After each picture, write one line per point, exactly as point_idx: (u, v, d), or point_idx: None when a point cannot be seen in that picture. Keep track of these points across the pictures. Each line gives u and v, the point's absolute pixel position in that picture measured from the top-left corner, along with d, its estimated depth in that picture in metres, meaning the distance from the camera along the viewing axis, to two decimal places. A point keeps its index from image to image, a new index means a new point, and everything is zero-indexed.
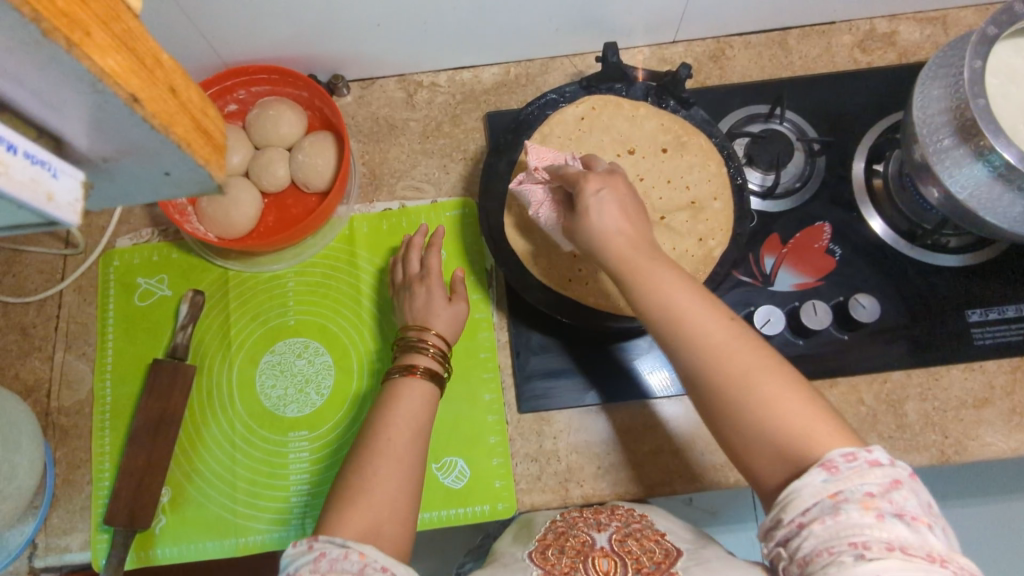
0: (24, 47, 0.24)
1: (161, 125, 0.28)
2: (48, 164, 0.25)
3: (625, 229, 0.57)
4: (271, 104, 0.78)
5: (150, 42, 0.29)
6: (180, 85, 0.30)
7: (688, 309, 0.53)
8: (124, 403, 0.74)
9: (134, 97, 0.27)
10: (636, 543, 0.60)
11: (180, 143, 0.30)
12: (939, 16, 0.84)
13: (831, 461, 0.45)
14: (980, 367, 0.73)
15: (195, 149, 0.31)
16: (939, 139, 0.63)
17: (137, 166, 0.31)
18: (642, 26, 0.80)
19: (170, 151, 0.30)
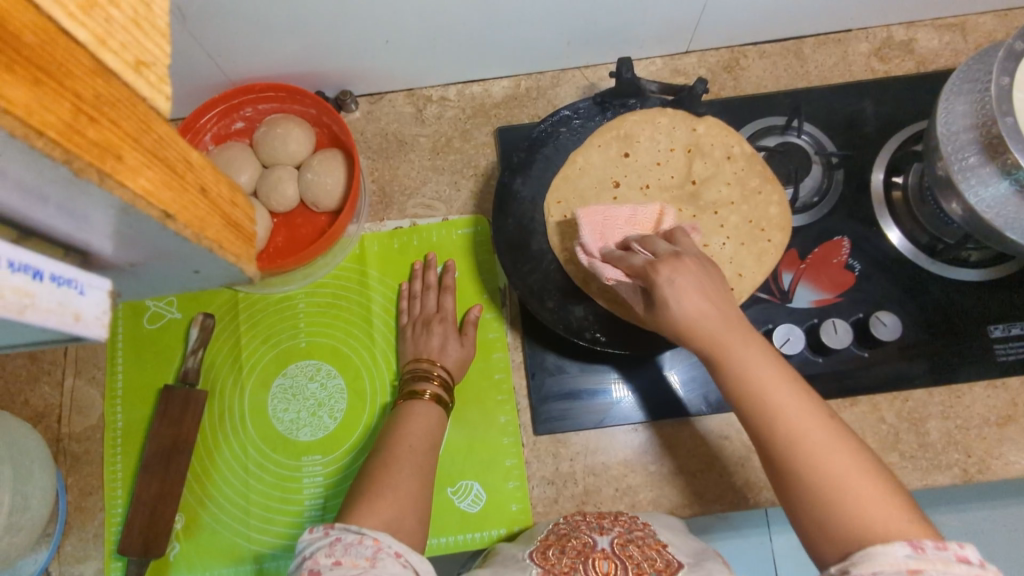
0: (45, 181, 0.19)
1: (197, 236, 0.23)
2: (75, 280, 0.20)
3: (711, 313, 0.50)
4: (279, 122, 0.77)
5: (178, 140, 0.23)
6: (208, 179, 0.25)
7: (759, 366, 0.49)
8: (136, 429, 0.73)
9: (169, 213, 0.22)
10: (637, 549, 0.58)
11: (216, 246, 0.24)
12: (957, 22, 0.82)
13: (919, 542, 0.41)
14: (1003, 384, 0.72)
15: (228, 245, 0.25)
16: (964, 156, 0.61)
17: (167, 269, 0.26)
18: (655, 37, 0.79)
19: (204, 255, 0.25)
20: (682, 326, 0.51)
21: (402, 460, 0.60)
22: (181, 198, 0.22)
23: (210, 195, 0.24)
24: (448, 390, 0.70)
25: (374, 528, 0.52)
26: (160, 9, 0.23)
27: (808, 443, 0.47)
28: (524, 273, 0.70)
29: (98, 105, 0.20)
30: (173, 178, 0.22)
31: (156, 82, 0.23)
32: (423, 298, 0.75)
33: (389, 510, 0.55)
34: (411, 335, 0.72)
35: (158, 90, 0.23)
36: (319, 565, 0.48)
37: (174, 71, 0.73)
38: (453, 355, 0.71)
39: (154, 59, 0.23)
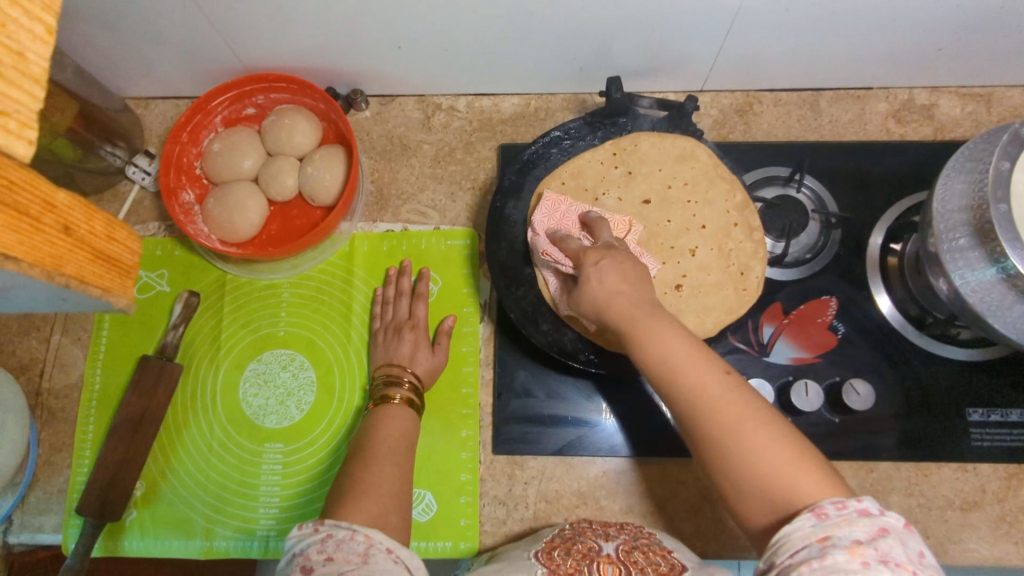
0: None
1: (50, 278, 0.20)
2: None
3: (626, 291, 0.54)
4: (288, 114, 0.78)
5: (37, 177, 0.20)
6: (77, 218, 0.21)
7: (685, 363, 0.49)
8: (111, 394, 0.75)
9: (8, 259, 0.19)
10: (642, 555, 0.59)
11: (78, 287, 0.21)
12: (983, 93, 0.80)
13: (821, 508, 0.41)
14: (973, 469, 0.71)
15: (97, 286, 0.22)
16: (955, 237, 0.60)
17: (31, 303, 0.24)
18: (669, 71, 0.78)
19: (69, 296, 0.22)
20: (600, 308, 0.55)
21: (380, 460, 0.61)
22: (32, 240, 0.19)
23: (77, 236, 0.21)
24: (419, 395, 0.70)
25: (362, 524, 0.54)
26: (37, 53, 0.19)
27: (728, 425, 0.46)
28: (518, 297, 0.69)
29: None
30: (19, 220, 0.19)
31: (18, 129, 0.18)
32: (395, 303, 0.76)
33: (372, 509, 0.56)
34: (383, 340, 0.73)
35: (17, 134, 0.18)
36: (312, 563, 0.50)
37: (194, 52, 0.75)
38: (423, 364, 0.72)
39: (16, 102, 0.18)
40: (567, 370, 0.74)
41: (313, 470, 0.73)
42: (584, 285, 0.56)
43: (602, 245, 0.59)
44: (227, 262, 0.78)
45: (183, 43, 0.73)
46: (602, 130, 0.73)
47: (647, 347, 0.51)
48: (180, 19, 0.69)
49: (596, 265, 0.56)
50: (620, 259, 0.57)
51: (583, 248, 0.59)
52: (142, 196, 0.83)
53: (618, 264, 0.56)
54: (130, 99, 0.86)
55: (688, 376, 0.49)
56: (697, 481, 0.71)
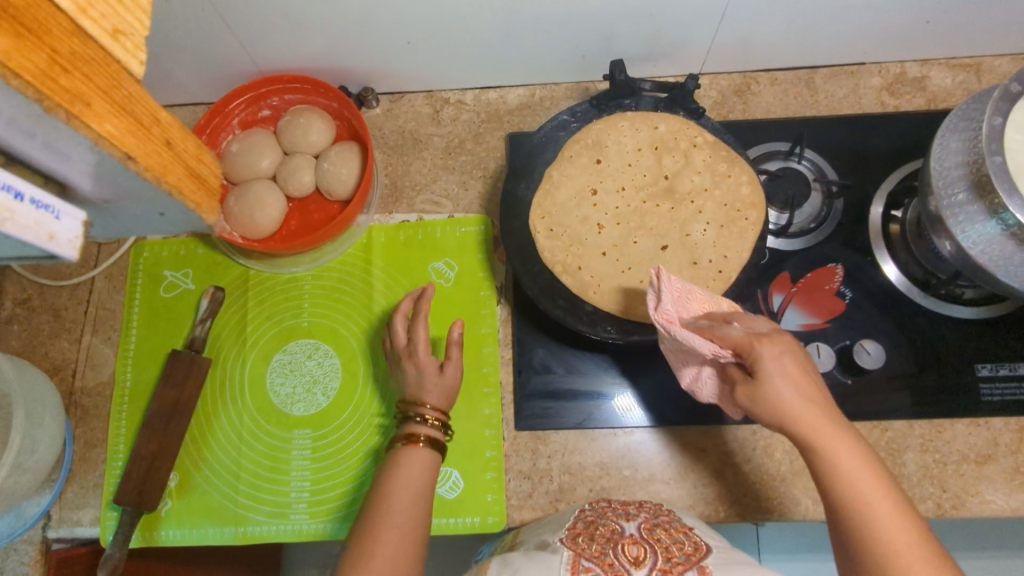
0: (25, 118, 0.23)
1: (158, 181, 0.27)
2: (53, 207, 0.23)
3: (788, 380, 0.55)
4: (302, 113, 0.81)
5: (148, 99, 0.27)
6: (175, 136, 0.28)
7: (824, 435, 0.54)
8: (142, 389, 0.77)
9: (130, 157, 0.25)
10: (664, 533, 0.59)
11: (175, 194, 0.28)
12: (972, 63, 0.83)
13: None
14: (985, 423, 0.73)
15: (186, 196, 0.29)
16: (953, 193, 0.63)
17: (135, 212, 0.30)
18: (669, 57, 0.81)
19: (168, 201, 0.29)
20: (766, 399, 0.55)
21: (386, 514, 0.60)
22: (146, 147, 0.26)
23: (175, 150, 0.28)
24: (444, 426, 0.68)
25: None
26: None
27: (864, 498, 0.51)
28: (534, 275, 0.71)
29: (73, 60, 0.24)
30: (138, 127, 0.26)
31: (132, 48, 0.26)
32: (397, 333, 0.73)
33: None
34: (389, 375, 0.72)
35: (133, 52, 0.26)
36: None
37: (209, 58, 0.78)
38: (433, 392, 0.69)
39: (132, 29, 0.26)
40: (586, 345, 0.76)
41: (341, 454, 0.75)
42: (763, 382, 0.55)
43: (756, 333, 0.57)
44: (250, 259, 0.81)
45: (201, 50, 0.76)
46: (607, 112, 0.75)
47: (788, 421, 0.55)
48: (198, 27, 0.72)
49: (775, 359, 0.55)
50: (792, 347, 0.56)
51: (753, 335, 0.56)
52: None
53: (796, 360, 0.56)
54: None
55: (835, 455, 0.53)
56: (718, 448, 0.73)
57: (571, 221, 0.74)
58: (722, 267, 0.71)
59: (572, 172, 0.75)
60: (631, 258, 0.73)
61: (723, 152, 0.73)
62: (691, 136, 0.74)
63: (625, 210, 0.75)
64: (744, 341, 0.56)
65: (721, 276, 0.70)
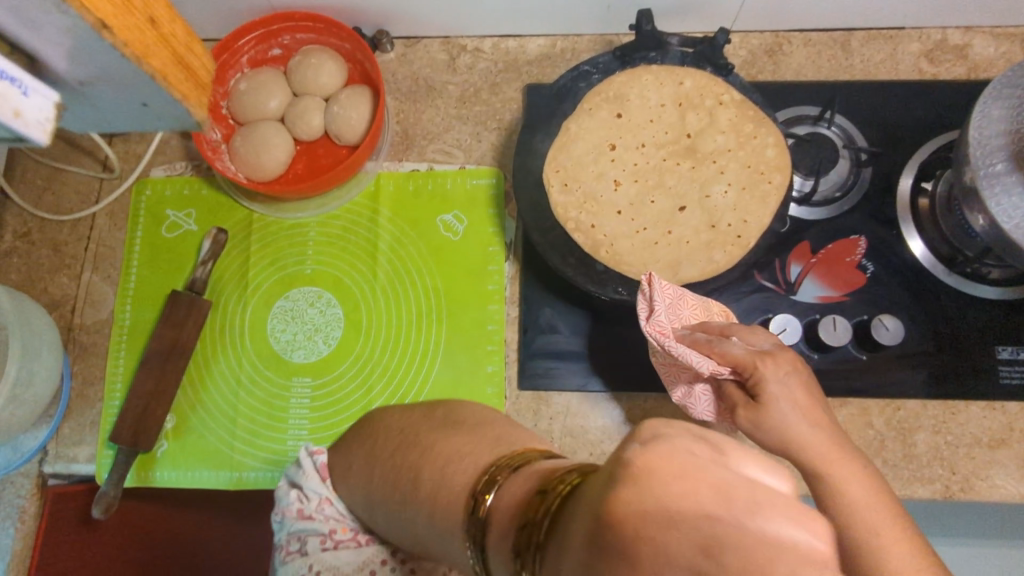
0: None
1: (137, 60, 0.30)
2: (20, 81, 0.26)
3: (786, 400, 0.52)
4: (313, 53, 0.78)
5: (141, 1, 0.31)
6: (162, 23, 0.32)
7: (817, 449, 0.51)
8: (141, 329, 0.76)
9: (105, 28, 0.28)
10: None
11: (163, 83, 0.32)
12: (1019, 33, 0.79)
13: None
14: (1001, 407, 0.71)
15: (176, 86, 0.33)
16: (991, 163, 0.60)
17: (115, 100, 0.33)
18: (699, 10, 0.77)
19: (152, 90, 0.32)
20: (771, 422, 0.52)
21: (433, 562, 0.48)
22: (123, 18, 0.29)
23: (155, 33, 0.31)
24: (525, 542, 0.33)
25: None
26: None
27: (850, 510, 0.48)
28: (545, 230, 0.69)
29: None
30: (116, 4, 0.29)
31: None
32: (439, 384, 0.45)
33: None
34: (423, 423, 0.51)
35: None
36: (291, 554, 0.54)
37: None
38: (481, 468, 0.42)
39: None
40: (594, 307, 0.74)
41: (340, 405, 0.74)
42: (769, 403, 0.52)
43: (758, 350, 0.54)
44: (255, 202, 0.79)
45: None
46: (630, 64, 0.72)
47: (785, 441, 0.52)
48: None
49: (780, 381, 0.52)
50: (797, 369, 0.53)
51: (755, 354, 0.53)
52: (168, 136, 0.81)
53: (803, 380, 0.53)
54: None
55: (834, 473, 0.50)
56: None
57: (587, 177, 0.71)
58: (741, 232, 0.68)
59: (591, 124, 0.72)
60: (646, 218, 0.71)
61: (749, 113, 0.70)
62: (717, 93, 0.71)
63: (644, 167, 0.72)
64: (746, 360, 0.53)
65: (740, 239, 0.68)
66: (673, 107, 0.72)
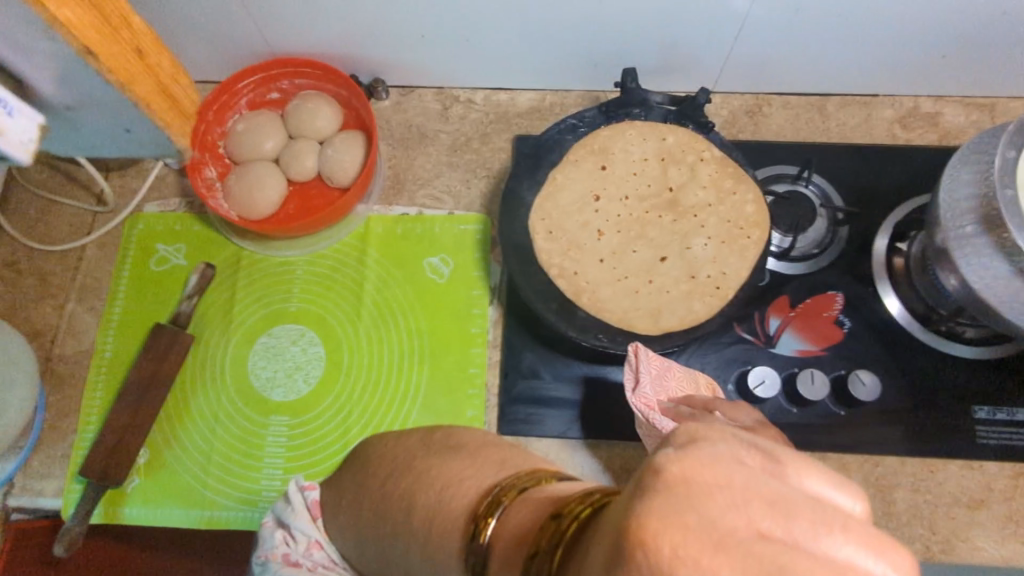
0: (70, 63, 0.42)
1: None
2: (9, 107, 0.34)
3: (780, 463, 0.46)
4: (311, 98, 0.81)
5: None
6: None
7: None
8: (121, 361, 0.76)
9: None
10: None
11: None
12: (987, 103, 0.82)
13: None
14: (979, 467, 0.71)
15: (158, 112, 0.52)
16: (961, 225, 0.61)
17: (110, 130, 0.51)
18: (682, 72, 0.80)
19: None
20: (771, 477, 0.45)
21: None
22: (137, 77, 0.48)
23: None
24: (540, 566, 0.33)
25: None
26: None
27: None
28: (528, 275, 0.70)
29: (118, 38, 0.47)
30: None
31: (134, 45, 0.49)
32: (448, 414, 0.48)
33: None
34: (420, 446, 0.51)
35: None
36: None
37: (222, 35, 0.78)
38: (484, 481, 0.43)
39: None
40: (574, 354, 0.74)
41: (318, 444, 0.73)
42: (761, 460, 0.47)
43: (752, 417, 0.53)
44: (245, 239, 0.80)
45: (216, 27, 0.76)
46: (615, 120, 0.75)
47: None
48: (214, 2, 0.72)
49: None
50: (779, 431, 0.52)
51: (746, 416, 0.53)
52: (163, 173, 0.83)
53: None
54: None
55: None
56: None
57: (572, 225, 0.73)
58: (720, 283, 0.70)
59: (576, 175, 0.74)
60: (627, 267, 0.72)
61: (729, 169, 0.73)
62: (699, 150, 0.74)
63: (627, 219, 0.74)
64: (743, 418, 0.52)
65: (718, 290, 0.69)
66: (655, 162, 0.74)
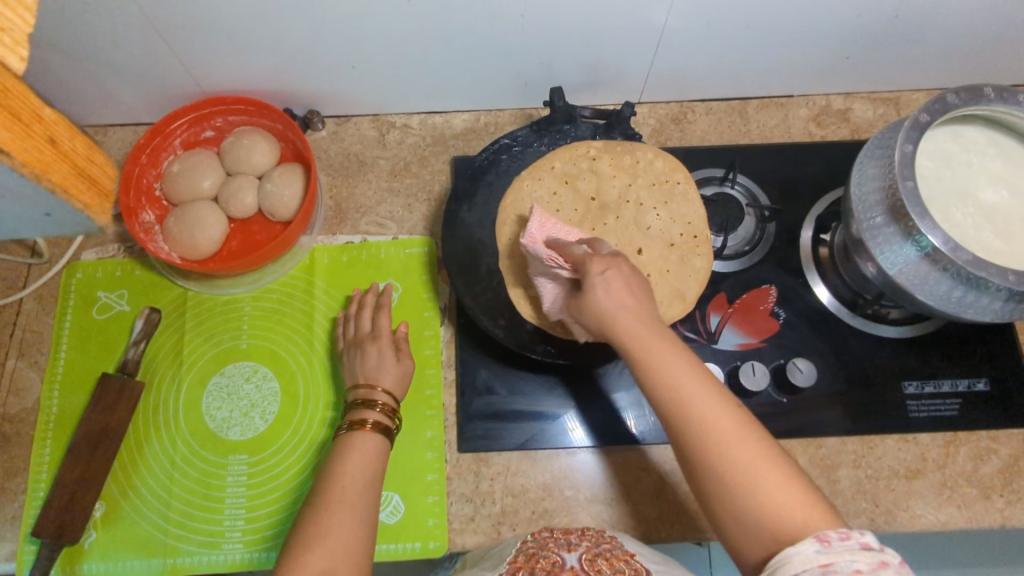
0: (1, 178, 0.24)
1: (37, 181, 0.23)
2: None
3: (629, 310, 0.55)
4: (246, 134, 0.81)
5: (32, 93, 0.23)
6: (60, 131, 0.24)
7: (703, 403, 0.51)
8: (68, 416, 0.74)
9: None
10: (606, 564, 0.58)
11: (58, 193, 0.25)
12: (892, 97, 0.88)
13: (826, 536, 0.44)
14: (914, 439, 0.75)
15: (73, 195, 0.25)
16: (872, 217, 0.66)
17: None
18: (608, 85, 0.84)
19: (52, 202, 0.25)
20: (603, 315, 0.56)
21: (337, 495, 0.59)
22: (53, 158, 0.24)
23: (61, 148, 0.24)
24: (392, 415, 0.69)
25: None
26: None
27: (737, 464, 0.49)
28: (475, 294, 0.72)
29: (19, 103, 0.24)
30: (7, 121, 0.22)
31: (12, 44, 0.22)
32: (358, 318, 0.76)
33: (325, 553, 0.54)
34: (347, 357, 0.73)
35: (11, 50, 0.22)
36: None
37: (151, 78, 0.78)
38: (389, 374, 0.71)
39: (10, 21, 0.22)
40: (527, 366, 0.76)
41: (279, 479, 0.73)
42: (588, 294, 0.56)
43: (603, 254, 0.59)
44: (189, 280, 0.80)
45: (144, 71, 0.76)
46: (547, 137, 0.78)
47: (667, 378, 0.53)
48: (137, 48, 0.72)
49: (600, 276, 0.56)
50: (624, 269, 0.57)
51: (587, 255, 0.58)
52: None
53: (624, 276, 0.57)
54: (88, 127, 0.88)
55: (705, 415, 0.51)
56: (659, 467, 0.73)
57: None
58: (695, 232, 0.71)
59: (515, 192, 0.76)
60: None
61: (618, 148, 0.74)
62: (584, 152, 0.73)
63: None
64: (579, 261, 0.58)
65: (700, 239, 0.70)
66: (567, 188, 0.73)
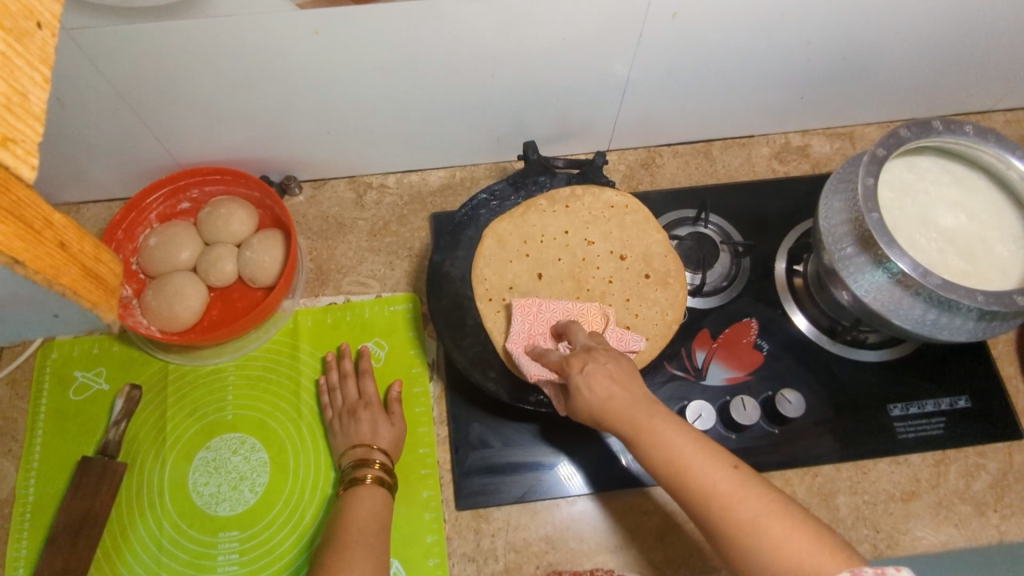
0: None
1: (49, 284, 0.23)
2: None
3: (618, 394, 0.55)
4: (223, 204, 0.81)
5: (41, 201, 0.24)
6: (71, 237, 0.25)
7: (694, 458, 0.50)
8: (46, 504, 0.71)
9: (19, 261, 0.22)
10: None
11: (69, 295, 0.25)
12: (846, 131, 0.93)
13: (861, 572, 0.41)
14: (905, 460, 0.77)
15: (86, 294, 0.25)
16: (842, 247, 0.68)
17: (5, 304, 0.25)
18: (578, 135, 0.86)
19: (59, 302, 0.25)
20: (596, 414, 0.55)
21: (352, 544, 0.60)
22: (61, 265, 0.24)
23: (72, 251, 0.25)
24: (389, 472, 0.70)
25: None
26: (38, 97, 0.23)
27: (747, 518, 0.46)
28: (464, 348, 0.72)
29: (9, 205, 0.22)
30: (28, 231, 0.22)
31: (24, 155, 0.23)
32: (343, 387, 0.76)
33: None
34: (340, 427, 0.73)
35: (25, 159, 0.22)
36: None
37: (125, 155, 0.78)
38: (386, 437, 0.72)
39: (23, 135, 0.23)
40: (519, 417, 0.76)
41: (272, 553, 0.71)
42: (576, 395, 0.56)
43: (580, 350, 0.60)
44: (170, 352, 0.78)
45: (118, 147, 0.76)
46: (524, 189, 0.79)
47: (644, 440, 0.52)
48: (111, 125, 0.72)
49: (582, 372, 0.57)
50: (602, 361, 0.57)
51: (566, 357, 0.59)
52: None
53: (608, 370, 0.56)
54: (61, 206, 0.87)
55: (692, 469, 0.49)
56: (660, 509, 0.73)
57: None
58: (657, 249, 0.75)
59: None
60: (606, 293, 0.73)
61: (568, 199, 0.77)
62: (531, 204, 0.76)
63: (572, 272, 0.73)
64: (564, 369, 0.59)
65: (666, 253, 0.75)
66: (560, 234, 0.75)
